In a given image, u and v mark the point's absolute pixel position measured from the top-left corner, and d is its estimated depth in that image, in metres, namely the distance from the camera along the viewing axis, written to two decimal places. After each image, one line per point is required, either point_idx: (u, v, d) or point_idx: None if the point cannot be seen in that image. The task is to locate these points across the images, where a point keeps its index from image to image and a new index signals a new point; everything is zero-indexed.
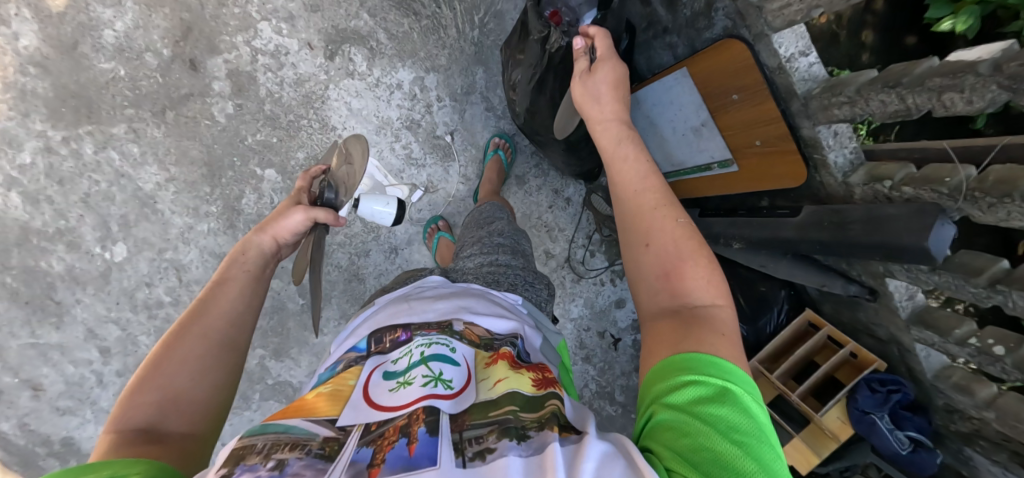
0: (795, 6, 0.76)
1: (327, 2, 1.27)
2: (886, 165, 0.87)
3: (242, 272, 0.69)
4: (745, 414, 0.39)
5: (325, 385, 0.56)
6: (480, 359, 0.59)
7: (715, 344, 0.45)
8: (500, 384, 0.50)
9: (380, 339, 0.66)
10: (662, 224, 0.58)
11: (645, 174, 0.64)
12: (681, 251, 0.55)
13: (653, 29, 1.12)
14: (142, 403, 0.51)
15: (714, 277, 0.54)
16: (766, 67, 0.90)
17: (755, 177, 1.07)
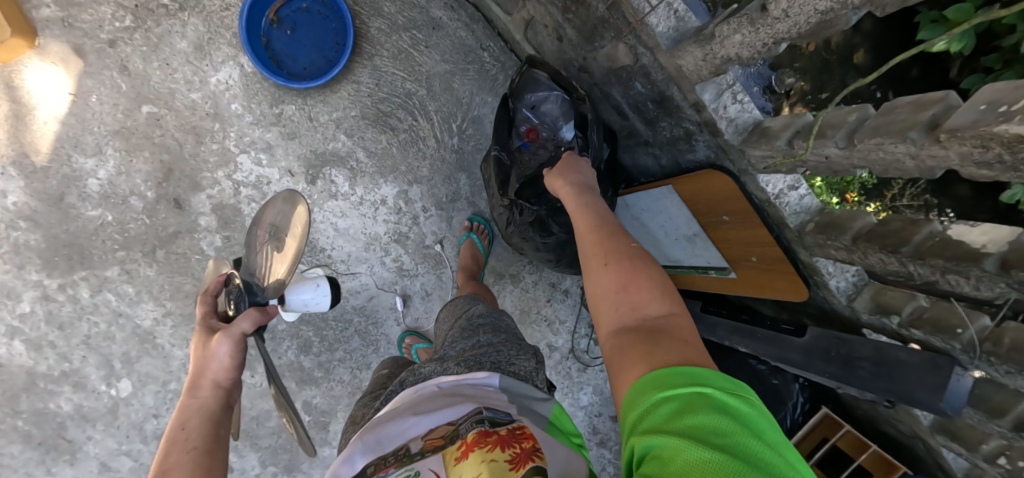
0: (778, 159, 0.71)
1: (303, 128, 1.26)
2: (893, 291, 0.82)
3: (187, 454, 0.51)
4: (723, 414, 0.33)
5: None
6: (449, 455, 0.49)
7: (669, 351, 0.42)
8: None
9: None
10: (616, 259, 0.57)
11: (596, 231, 0.66)
12: (632, 278, 0.54)
13: (633, 138, 1.09)
14: None
15: (675, 301, 0.52)
16: (753, 196, 0.86)
17: (756, 286, 1.03)
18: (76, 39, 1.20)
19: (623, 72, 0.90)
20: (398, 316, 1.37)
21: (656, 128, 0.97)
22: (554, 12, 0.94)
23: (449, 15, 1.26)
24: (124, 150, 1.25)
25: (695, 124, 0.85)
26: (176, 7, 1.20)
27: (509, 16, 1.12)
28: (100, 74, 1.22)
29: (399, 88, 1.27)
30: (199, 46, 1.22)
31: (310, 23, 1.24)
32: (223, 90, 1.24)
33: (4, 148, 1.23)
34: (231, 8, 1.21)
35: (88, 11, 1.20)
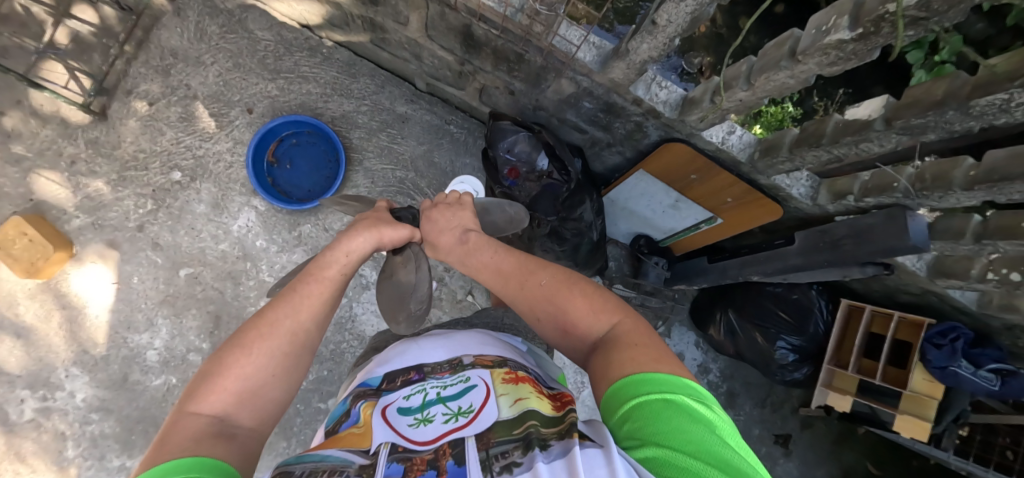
0: (711, 115, 0.93)
1: (323, 239, 1.43)
2: (841, 180, 1.01)
3: (339, 275, 0.68)
4: (686, 415, 0.44)
5: (358, 419, 0.61)
6: (497, 375, 0.64)
7: (635, 358, 0.53)
8: (519, 402, 0.55)
9: (392, 378, 0.70)
10: (541, 289, 0.70)
11: (501, 256, 0.75)
12: (566, 302, 0.68)
13: (596, 145, 1.30)
14: (223, 393, 0.55)
15: (607, 305, 0.67)
16: (706, 151, 1.07)
17: (741, 222, 1.21)
18: (107, 234, 1.36)
19: (571, 98, 1.13)
20: None
21: (612, 130, 1.18)
22: (501, 75, 1.17)
23: (412, 107, 1.50)
24: (172, 314, 1.38)
25: (640, 115, 1.07)
26: (187, 179, 1.40)
27: (463, 90, 1.36)
28: (136, 257, 1.37)
29: (392, 178, 1.48)
30: (214, 204, 1.40)
31: (302, 153, 1.45)
32: (245, 233, 1.41)
33: (64, 353, 1.34)
34: (233, 164, 1.41)
35: (112, 208, 1.37)
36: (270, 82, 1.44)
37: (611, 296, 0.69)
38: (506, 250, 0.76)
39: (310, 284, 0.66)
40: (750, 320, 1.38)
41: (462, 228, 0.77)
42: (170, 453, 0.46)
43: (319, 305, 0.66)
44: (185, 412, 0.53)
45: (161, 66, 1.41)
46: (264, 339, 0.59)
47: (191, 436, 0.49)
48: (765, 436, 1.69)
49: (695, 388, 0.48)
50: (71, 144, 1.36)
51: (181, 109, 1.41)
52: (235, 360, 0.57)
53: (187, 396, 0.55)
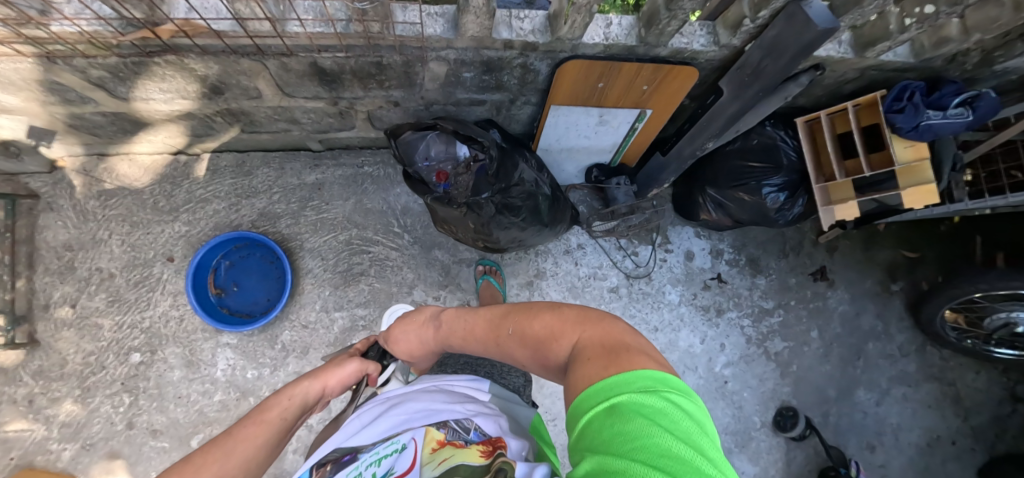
0: (578, 19, 0.89)
1: (308, 337, 1.37)
2: (730, 11, 0.98)
3: (278, 423, 0.63)
4: (632, 412, 0.41)
5: None
6: (431, 437, 0.56)
7: (587, 373, 0.50)
8: (444, 461, 0.50)
9: (320, 466, 0.54)
10: (511, 338, 0.73)
11: (474, 321, 0.83)
12: (534, 332, 0.69)
13: (502, 108, 1.26)
14: None
15: (568, 320, 0.66)
16: (598, 54, 1.03)
17: (668, 100, 1.17)
18: (102, 449, 1.28)
19: (451, 76, 1.08)
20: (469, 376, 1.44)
21: (505, 86, 1.14)
22: (376, 93, 1.12)
23: (320, 171, 1.44)
24: None
25: (519, 56, 1.03)
26: (149, 354, 1.33)
27: (355, 128, 1.31)
28: (142, 454, 1.29)
29: (339, 244, 1.42)
30: (188, 363, 1.33)
31: (243, 269, 1.38)
32: (232, 372, 1.34)
33: None
34: (184, 316, 1.35)
35: (93, 421, 1.29)
36: (175, 221, 1.38)
37: (575, 308, 0.68)
38: (478, 316, 0.83)
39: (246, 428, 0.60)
40: (727, 184, 1.35)
41: (434, 316, 0.92)
42: None
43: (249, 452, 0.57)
44: None
45: (63, 265, 1.33)
46: None
47: None
48: (803, 279, 1.68)
49: (649, 381, 0.44)
50: (19, 386, 1.28)
51: (105, 294, 1.34)
52: None
53: None
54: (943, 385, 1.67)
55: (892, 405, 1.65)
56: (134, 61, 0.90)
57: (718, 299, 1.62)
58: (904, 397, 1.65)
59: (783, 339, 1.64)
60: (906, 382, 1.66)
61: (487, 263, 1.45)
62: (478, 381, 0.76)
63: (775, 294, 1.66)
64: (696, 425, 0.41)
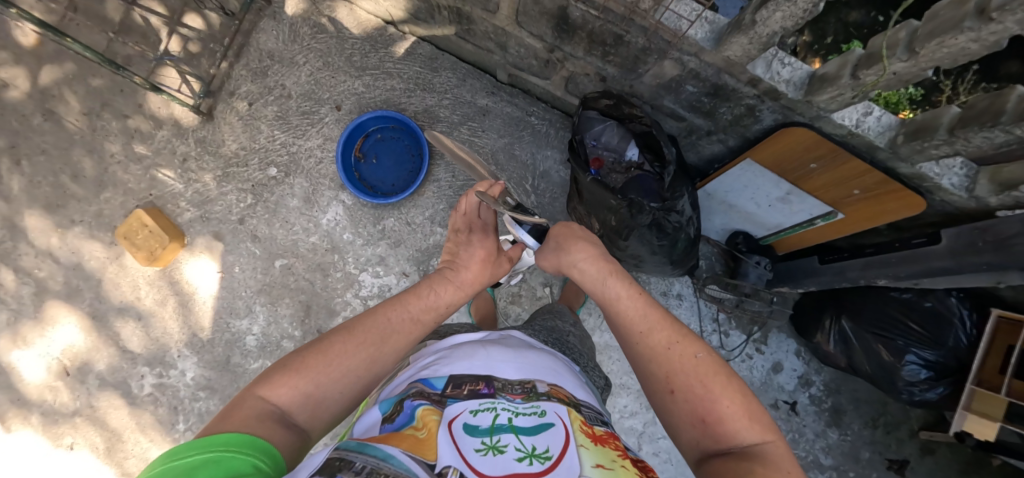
0: (848, 94, 0.82)
1: (406, 234, 1.45)
2: (1009, 166, 0.85)
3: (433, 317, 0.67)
4: None
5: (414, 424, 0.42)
6: (576, 419, 0.47)
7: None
8: (602, 468, 0.40)
9: (458, 383, 0.51)
10: (685, 361, 0.56)
11: (641, 302, 0.63)
12: (713, 389, 0.53)
13: (694, 134, 1.21)
14: (295, 387, 0.52)
15: (761, 418, 0.52)
16: (834, 136, 0.95)
17: (866, 218, 1.06)
18: (213, 227, 1.47)
19: (673, 82, 1.05)
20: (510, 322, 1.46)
21: (715, 116, 1.09)
22: (594, 60, 1.12)
23: (493, 100, 1.47)
24: (268, 303, 1.45)
25: (754, 98, 0.97)
26: (282, 175, 1.47)
27: (548, 80, 1.32)
28: (237, 249, 1.46)
29: (472, 171, 1.46)
30: (306, 198, 1.46)
31: (387, 148, 1.47)
32: (334, 226, 1.46)
33: (176, 336, 1.45)
34: (323, 160, 1.47)
35: (217, 202, 1.47)
36: (357, 79, 1.49)
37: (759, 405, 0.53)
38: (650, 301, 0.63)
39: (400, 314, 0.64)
40: (870, 327, 1.22)
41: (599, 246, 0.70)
42: (227, 426, 0.45)
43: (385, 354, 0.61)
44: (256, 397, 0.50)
45: (259, 69, 1.49)
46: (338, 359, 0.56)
47: (251, 418, 0.47)
48: (877, 460, 1.50)
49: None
50: (183, 144, 1.48)
51: (277, 108, 1.49)
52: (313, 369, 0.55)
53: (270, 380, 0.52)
54: None
55: None
56: None
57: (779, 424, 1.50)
58: None
59: None
60: None
61: None
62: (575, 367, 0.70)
63: (839, 455, 1.50)
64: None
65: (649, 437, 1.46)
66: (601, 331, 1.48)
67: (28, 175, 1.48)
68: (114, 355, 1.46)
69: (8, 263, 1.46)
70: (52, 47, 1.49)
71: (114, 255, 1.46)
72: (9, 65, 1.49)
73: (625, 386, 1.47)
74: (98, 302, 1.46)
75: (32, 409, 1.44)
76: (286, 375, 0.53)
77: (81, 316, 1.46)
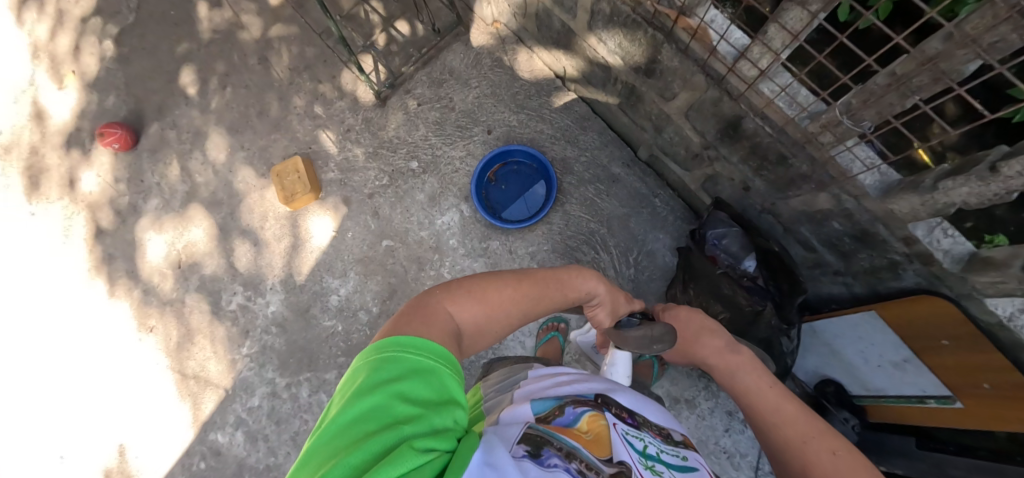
0: (1012, 283, 0.82)
1: (504, 259, 1.54)
2: None
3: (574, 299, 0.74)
4: None
5: (581, 424, 0.53)
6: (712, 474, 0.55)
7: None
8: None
9: (611, 403, 0.61)
10: (821, 455, 0.58)
11: (777, 399, 0.70)
12: None
13: (819, 268, 1.22)
14: (468, 313, 0.62)
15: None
16: (980, 320, 0.93)
17: (988, 416, 0.98)
18: (346, 191, 1.64)
19: (820, 213, 1.09)
20: None
21: (851, 259, 1.11)
22: (746, 169, 1.19)
23: (626, 171, 1.57)
24: (363, 273, 1.57)
25: (903, 255, 0.98)
26: (420, 170, 1.63)
27: (688, 171, 1.40)
28: (357, 217, 1.61)
29: (585, 226, 1.54)
30: (432, 196, 1.61)
31: (518, 179, 1.61)
32: (445, 228, 1.58)
33: (276, 271, 1.59)
34: (459, 170, 1.62)
35: (359, 173, 1.65)
36: (514, 114, 1.65)
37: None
38: (789, 398, 0.70)
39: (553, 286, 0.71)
40: None
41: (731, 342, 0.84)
42: (423, 326, 0.53)
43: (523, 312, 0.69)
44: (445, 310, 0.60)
45: (437, 79, 1.71)
46: (501, 302, 0.65)
47: (442, 326, 0.56)
48: None
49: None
50: (353, 117, 1.70)
51: (438, 115, 1.68)
52: (484, 298, 0.64)
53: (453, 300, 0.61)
54: None
55: None
56: (637, 19, 1.11)
57: None
58: None
59: None
60: None
61: None
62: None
63: None
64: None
65: None
66: None
67: (226, 99, 1.76)
68: (220, 267, 1.61)
69: (179, 161, 1.71)
70: (289, 12, 1.80)
71: (260, 185, 1.66)
72: (253, 14, 1.82)
73: None
74: (229, 218, 1.64)
75: (137, 286, 1.61)
76: (465, 299, 0.62)
77: (211, 224, 1.65)
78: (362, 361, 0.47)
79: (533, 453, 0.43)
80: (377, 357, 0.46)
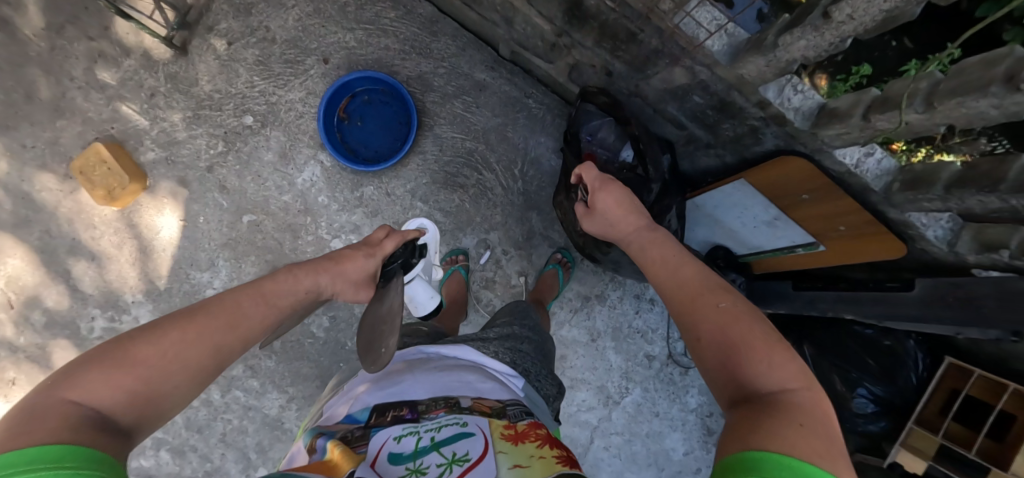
0: (856, 134, 0.79)
1: (384, 204, 1.39)
2: (993, 228, 0.84)
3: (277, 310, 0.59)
4: None
5: (336, 451, 0.47)
6: (497, 425, 0.52)
7: (764, 423, 0.42)
8: (520, 469, 0.45)
9: (381, 412, 0.55)
10: (714, 312, 0.55)
11: (681, 265, 0.66)
12: (740, 332, 0.52)
13: (692, 144, 1.18)
14: (115, 387, 0.43)
15: (789, 360, 0.49)
16: (831, 171, 0.93)
17: (845, 253, 1.06)
18: (179, 172, 1.38)
19: (680, 89, 1.00)
20: (482, 307, 1.43)
21: (718, 131, 1.06)
22: (603, 53, 1.05)
23: (492, 76, 1.39)
24: (232, 258, 1.39)
25: (760, 120, 0.93)
26: (258, 124, 1.38)
27: (552, 64, 1.25)
28: (203, 197, 1.38)
29: (461, 148, 1.40)
30: (282, 153, 1.38)
31: (374, 111, 1.39)
32: (309, 186, 1.39)
33: (133, 281, 1.39)
34: (304, 115, 1.38)
35: (185, 145, 1.37)
36: (350, 32, 1.37)
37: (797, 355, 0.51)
38: (690, 263, 0.65)
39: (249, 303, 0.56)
40: (829, 357, 1.25)
41: (637, 214, 0.80)
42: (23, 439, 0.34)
43: (246, 335, 0.55)
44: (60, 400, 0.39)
45: (242, 5, 1.36)
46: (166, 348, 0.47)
47: (58, 422, 0.37)
48: None
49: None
50: (152, 77, 1.36)
51: (258, 52, 1.37)
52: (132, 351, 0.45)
53: (73, 382, 0.41)
54: None
55: None
56: None
57: None
58: None
59: None
60: None
61: (565, 254, 1.40)
62: (515, 377, 0.68)
63: None
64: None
65: (601, 432, 1.49)
66: (567, 326, 1.48)
67: None
68: (64, 294, 1.39)
69: None
70: None
71: (69, 188, 1.37)
72: None
73: (585, 381, 1.49)
74: (48, 236, 1.37)
75: None
76: (93, 371, 0.42)
77: (28, 248, 1.37)
78: None
79: None
80: None
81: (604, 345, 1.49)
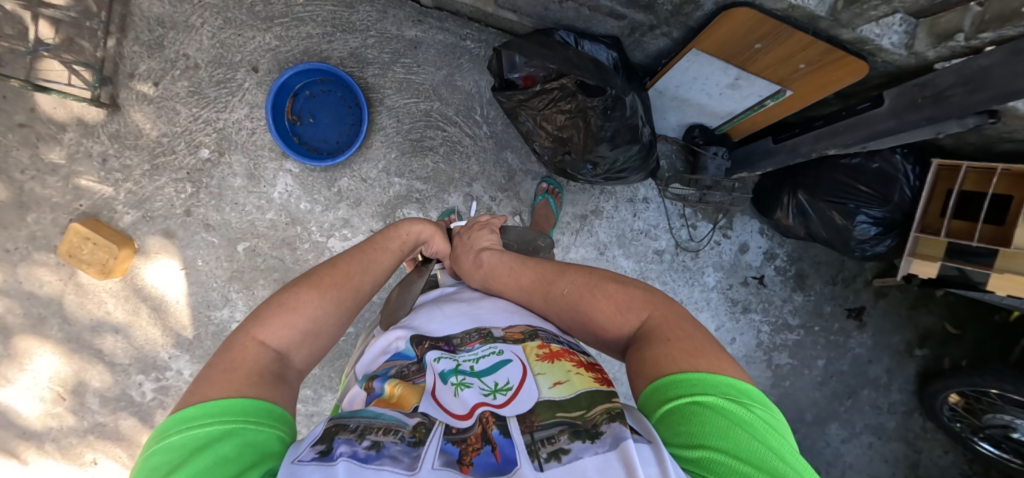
0: None
1: (364, 191, 1.40)
2: (946, 16, 0.85)
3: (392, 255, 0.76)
4: (723, 420, 0.43)
5: (397, 388, 0.55)
6: (531, 351, 0.60)
7: (672, 354, 0.51)
8: (562, 385, 0.53)
9: (420, 342, 0.64)
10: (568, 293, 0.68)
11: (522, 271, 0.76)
12: (591, 301, 0.65)
13: (638, 31, 1.15)
14: (291, 327, 0.58)
15: (640, 297, 0.62)
16: (776, 12, 0.89)
17: (813, 90, 1.05)
18: (160, 225, 1.39)
19: None
20: None
21: (655, 9, 1.02)
22: None
23: (422, 29, 1.34)
24: (243, 288, 1.43)
25: None
26: (216, 155, 1.37)
27: None
28: (193, 241, 1.40)
29: (417, 112, 1.38)
30: (250, 175, 1.38)
31: (320, 103, 1.37)
32: (287, 198, 1.39)
33: (162, 339, 1.46)
34: (255, 130, 1.36)
35: (156, 198, 1.38)
36: (266, 32, 1.32)
37: (640, 289, 0.64)
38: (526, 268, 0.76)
39: (370, 252, 0.72)
40: (825, 193, 1.28)
41: (477, 251, 0.84)
42: (233, 381, 0.47)
43: (372, 281, 0.70)
44: (253, 339, 0.54)
45: (153, 40, 1.31)
46: (324, 301, 0.62)
47: (257, 361, 0.51)
48: (836, 310, 1.67)
49: (730, 389, 0.46)
50: (96, 143, 1.34)
51: (187, 83, 1.33)
52: (305, 310, 0.59)
53: (262, 325, 0.56)
54: (907, 449, 1.75)
55: (856, 446, 1.75)
56: None
57: (749, 297, 1.64)
58: (869, 445, 1.75)
59: (789, 356, 1.70)
60: (878, 434, 1.74)
61: (551, 182, 1.42)
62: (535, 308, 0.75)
63: (804, 314, 1.67)
64: (810, 473, 0.42)
65: None
66: (574, 249, 1.52)
67: None
68: (107, 369, 1.46)
69: None
70: None
71: (68, 275, 1.41)
72: None
73: None
74: (68, 325, 1.43)
75: (50, 436, 1.49)
76: (276, 316, 0.57)
77: (56, 342, 1.44)
78: (203, 415, 0.42)
79: (322, 450, 0.41)
80: (219, 407, 0.43)
81: (614, 255, 1.54)
